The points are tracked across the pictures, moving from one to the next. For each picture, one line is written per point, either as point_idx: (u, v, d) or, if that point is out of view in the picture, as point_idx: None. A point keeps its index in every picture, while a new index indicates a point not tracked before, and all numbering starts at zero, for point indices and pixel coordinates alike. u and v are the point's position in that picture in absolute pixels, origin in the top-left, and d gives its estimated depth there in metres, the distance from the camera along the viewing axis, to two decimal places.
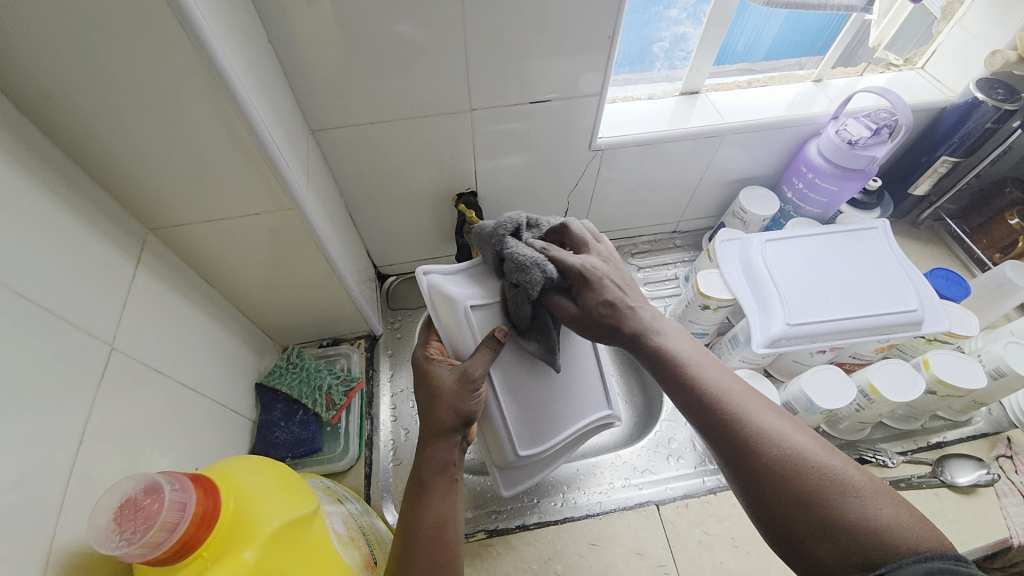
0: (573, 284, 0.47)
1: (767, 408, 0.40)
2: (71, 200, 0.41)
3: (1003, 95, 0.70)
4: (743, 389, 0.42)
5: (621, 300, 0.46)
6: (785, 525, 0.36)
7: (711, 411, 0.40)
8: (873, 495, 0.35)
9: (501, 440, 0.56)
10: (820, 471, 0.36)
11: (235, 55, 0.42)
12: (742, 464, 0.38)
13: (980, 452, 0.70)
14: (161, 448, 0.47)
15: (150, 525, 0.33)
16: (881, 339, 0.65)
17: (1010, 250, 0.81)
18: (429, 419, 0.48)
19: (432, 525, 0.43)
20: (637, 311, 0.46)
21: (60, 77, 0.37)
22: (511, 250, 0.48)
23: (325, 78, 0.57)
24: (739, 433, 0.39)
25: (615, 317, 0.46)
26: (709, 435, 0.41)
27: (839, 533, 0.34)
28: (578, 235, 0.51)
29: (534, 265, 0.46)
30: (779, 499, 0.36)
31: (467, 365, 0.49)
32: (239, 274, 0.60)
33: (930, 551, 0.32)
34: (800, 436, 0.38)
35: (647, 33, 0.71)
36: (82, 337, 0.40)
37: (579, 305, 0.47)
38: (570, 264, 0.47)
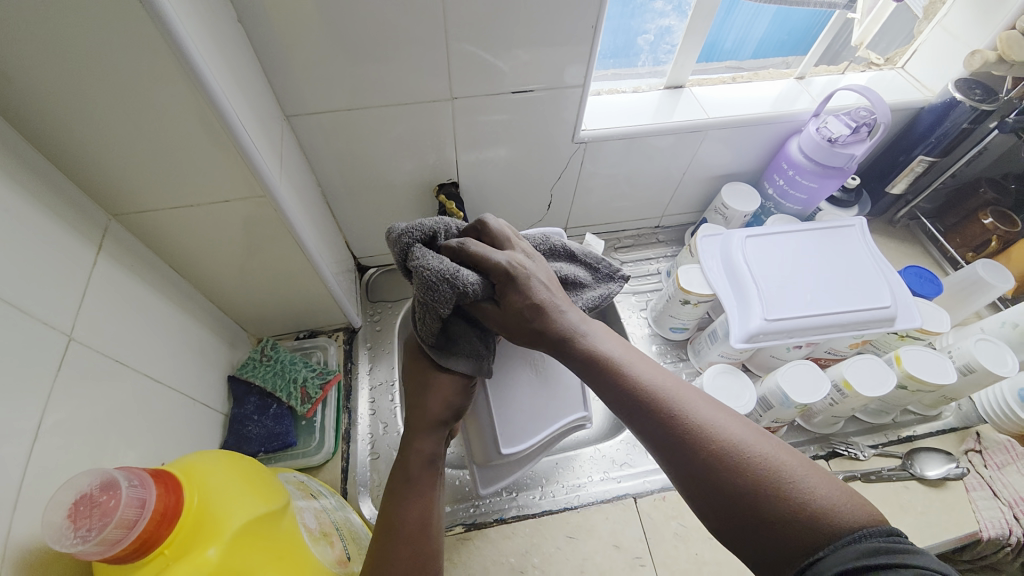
0: (498, 284, 0.45)
1: (700, 400, 0.40)
2: (26, 183, 0.39)
3: (981, 95, 0.71)
4: (677, 384, 0.42)
5: (546, 301, 0.45)
6: (727, 517, 0.35)
7: (647, 406, 0.40)
8: (808, 476, 0.35)
9: (483, 437, 0.63)
10: (757, 458, 0.36)
11: (200, 34, 0.41)
12: (682, 464, 0.38)
13: (948, 446, 0.72)
14: (125, 442, 0.46)
15: (106, 522, 0.32)
16: (857, 335, 0.66)
17: (982, 249, 0.83)
18: (419, 410, 0.49)
19: (416, 521, 0.45)
20: (558, 312, 0.45)
21: (12, 55, 0.35)
22: (419, 258, 0.44)
23: (300, 62, 0.55)
24: (677, 431, 0.38)
25: (539, 322, 0.44)
26: (646, 433, 0.40)
27: (780, 521, 0.34)
28: (497, 233, 0.48)
29: (443, 279, 0.43)
30: (721, 493, 0.36)
31: (460, 360, 0.48)
32: (210, 263, 0.58)
33: (864, 529, 0.32)
34: (736, 425, 0.38)
35: (632, 25, 0.70)
36: (38, 327, 0.38)
37: (501, 308, 0.46)
38: (495, 264, 0.44)
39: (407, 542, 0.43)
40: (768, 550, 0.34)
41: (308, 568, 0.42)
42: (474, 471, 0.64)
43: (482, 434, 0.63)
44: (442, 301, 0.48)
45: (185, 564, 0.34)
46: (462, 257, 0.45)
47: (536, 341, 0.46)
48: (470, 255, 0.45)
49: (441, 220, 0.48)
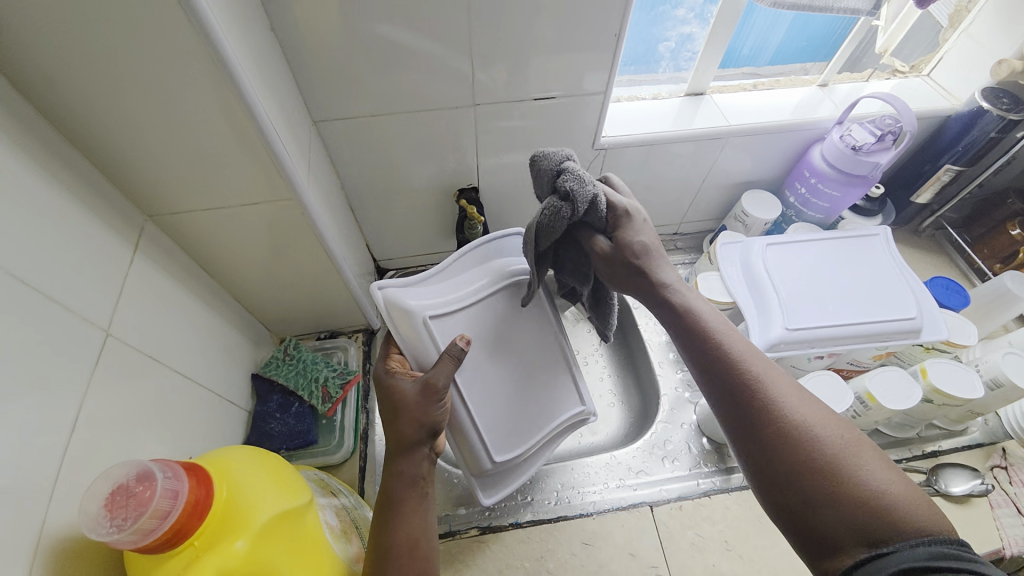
0: (613, 223, 0.49)
1: (783, 377, 0.41)
2: (70, 185, 0.41)
3: (1009, 104, 0.70)
4: (762, 358, 0.42)
5: (654, 247, 0.49)
6: (786, 492, 0.36)
7: (727, 371, 0.42)
8: (884, 471, 0.34)
9: (473, 448, 0.55)
10: (832, 443, 0.36)
11: (237, 41, 0.42)
12: (753, 431, 0.39)
13: (974, 462, 0.70)
14: (155, 436, 0.47)
15: (141, 512, 0.33)
16: (880, 346, 0.65)
17: (1011, 260, 0.81)
18: (394, 433, 0.48)
19: (404, 543, 0.43)
20: (663, 263, 0.48)
21: (62, 61, 0.36)
22: (571, 169, 0.46)
23: (328, 68, 0.56)
24: (755, 402, 0.39)
25: (643, 264, 0.48)
26: (721, 395, 0.41)
27: (844, 506, 0.34)
28: (618, 186, 0.53)
29: (588, 191, 0.46)
30: (787, 470, 0.36)
31: (429, 375, 0.49)
32: (238, 264, 0.60)
33: (936, 535, 0.31)
34: (814, 409, 0.38)
35: (653, 32, 0.70)
36: (78, 323, 0.40)
37: (612, 244, 0.48)
38: (616, 201, 0.49)
39: (396, 563, 0.42)
40: (823, 534, 0.34)
41: (329, 565, 0.43)
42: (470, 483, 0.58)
43: (475, 445, 0.56)
44: (406, 325, 0.52)
45: (214, 555, 0.35)
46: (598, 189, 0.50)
47: (629, 282, 0.49)
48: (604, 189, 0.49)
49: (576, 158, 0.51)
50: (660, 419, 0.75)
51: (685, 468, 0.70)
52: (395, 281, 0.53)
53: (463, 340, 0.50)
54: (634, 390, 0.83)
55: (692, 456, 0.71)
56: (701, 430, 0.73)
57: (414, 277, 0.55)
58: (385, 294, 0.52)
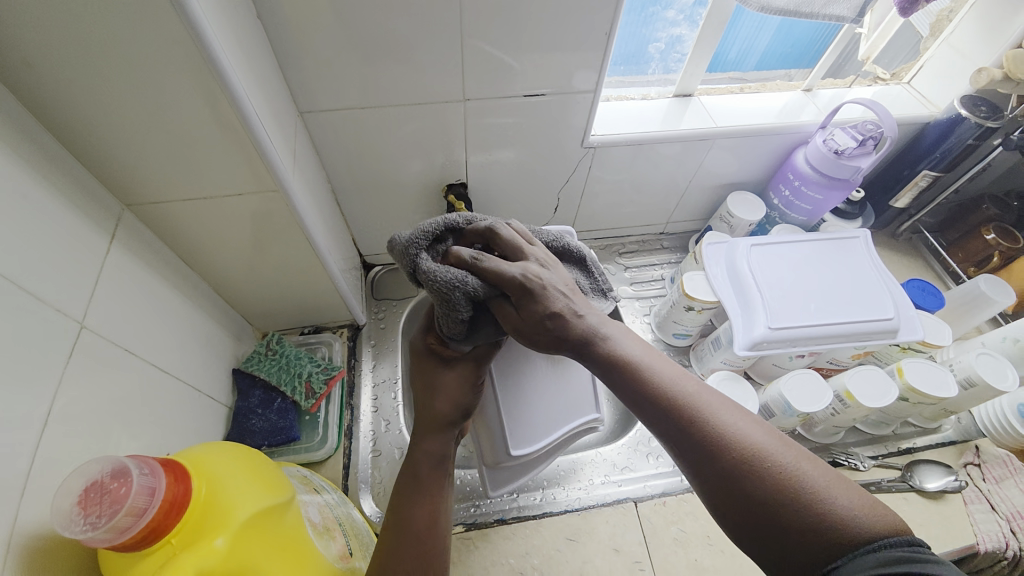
0: (513, 294, 0.41)
1: (723, 404, 0.39)
2: (44, 171, 0.40)
3: (986, 112, 0.72)
4: (698, 386, 0.40)
5: (566, 308, 0.41)
6: (745, 524, 0.35)
7: (666, 413, 0.39)
8: (833, 488, 0.34)
9: (494, 440, 0.60)
10: (782, 467, 0.35)
11: (222, 28, 0.41)
12: (702, 470, 0.37)
13: (948, 459, 0.73)
14: (130, 432, 0.46)
15: (116, 509, 0.32)
16: (859, 345, 0.66)
17: (984, 265, 0.84)
18: (428, 411, 0.48)
19: (424, 522, 0.44)
20: (580, 316, 0.42)
21: (36, 42, 0.35)
22: (426, 271, 0.42)
23: (316, 59, 0.56)
24: (699, 437, 0.37)
25: (560, 328, 0.41)
26: (664, 437, 0.39)
27: (802, 530, 0.33)
28: (509, 240, 0.44)
29: (454, 286, 0.41)
30: (743, 502, 0.35)
31: (472, 357, 0.48)
32: (220, 256, 0.59)
33: (888, 542, 0.32)
34: (760, 433, 0.37)
35: (643, 33, 0.71)
36: (52, 314, 0.38)
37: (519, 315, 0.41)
38: (507, 273, 0.40)
39: (414, 542, 0.43)
40: (785, 558, 0.34)
41: (311, 562, 0.42)
42: (483, 474, 0.62)
43: (492, 436, 0.60)
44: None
45: (192, 553, 0.35)
46: (472, 266, 0.42)
47: (557, 346, 0.42)
48: (479, 264, 0.41)
49: (453, 216, 0.46)
50: None
51: (669, 465, 0.71)
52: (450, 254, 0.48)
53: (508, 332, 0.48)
54: None
55: None
56: None
57: None
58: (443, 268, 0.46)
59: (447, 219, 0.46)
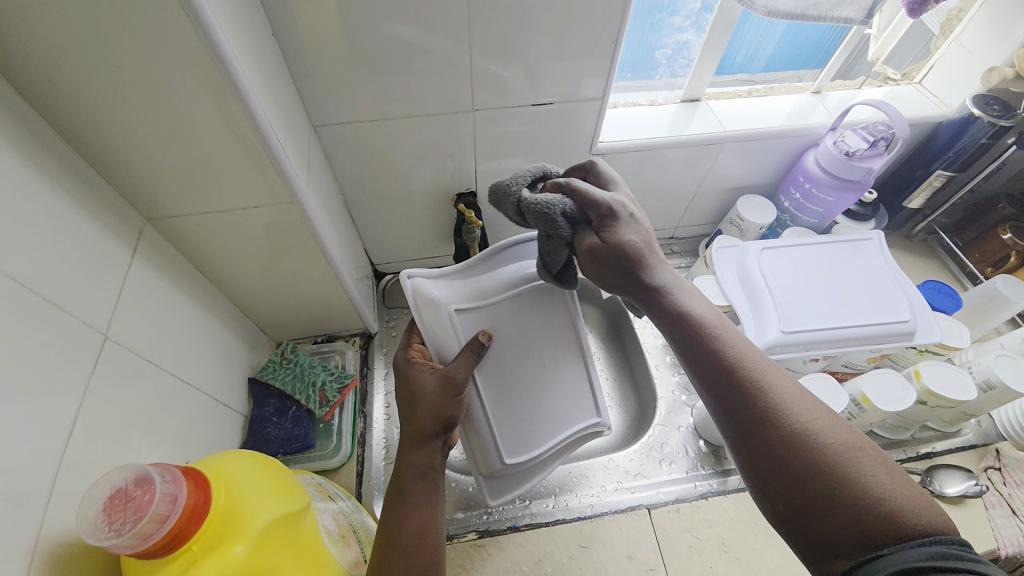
0: (597, 218, 0.44)
1: (784, 379, 0.40)
2: (69, 187, 0.41)
3: (999, 111, 0.71)
4: (761, 359, 0.41)
5: (643, 246, 0.44)
6: (790, 497, 0.36)
7: (728, 376, 0.40)
8: (886, 474, 0.35)
9: (485, 446, 0.54)
10: (837, 446, 0.36)
11: (240, 47, 0.42)
12: (756, 436, 0.38)
13: (968, 464, 0.71)
14: (151, 441, 0.47)
15: (140, 517, 0.33)
16: (874, 348, 0.66)
17: (1002, 264, 0.82)
18: (410, 421, 0.49)
19: (414, 532, 0.44)
20: (655, 266, 0.45)
21: (64, 61, 0.36)
22: (529, 198, 0.44)
23: (327, 73, 0.57)
24: (759, 402, 0.39)
25: (636, 263, 0.44)
26: (723, 401, 0.40)
27: (848, 508, 0.34)
28: (604, 173, 0.48)
29: (551, 206, 0.43)
30: (793, 475, 0.36)
31: (450, 369, 0.49)
32: (236, 267, 0.60)
33: (936, 535, 0.31)
34: (819, 413, 0.38)
35: (650, 40, 0.71)
36: (78, 327, 0.40)
37: (603, 243, 0.44)
38: (595, 196, 0.44)
39: (404, 554, 0.43)
40: (827, 538, 0.34)
41: (326, 568, 0.43)
42: (482, 483, 0.56)
43: (485, 443, 0.54)
44: (432, 316, 0.50)
45: (213, 560, 0.35)
46: (567, 191, 0.45)
47: (629, 285, 0.45)
48: (573, 191, 0.45)
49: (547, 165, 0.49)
50: (657, 421, 0.75)
51: (682, 471, 0.70)
52: (424, 271, 0.52)
53: (485, 335, 0.50)
54: (631, 392, 0.83)
55: (690, 459, 0.71)
56: (698, 432, 0.74)
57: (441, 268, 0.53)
58: (414, 283, 0.51)
59: (546, 168, 0.48)
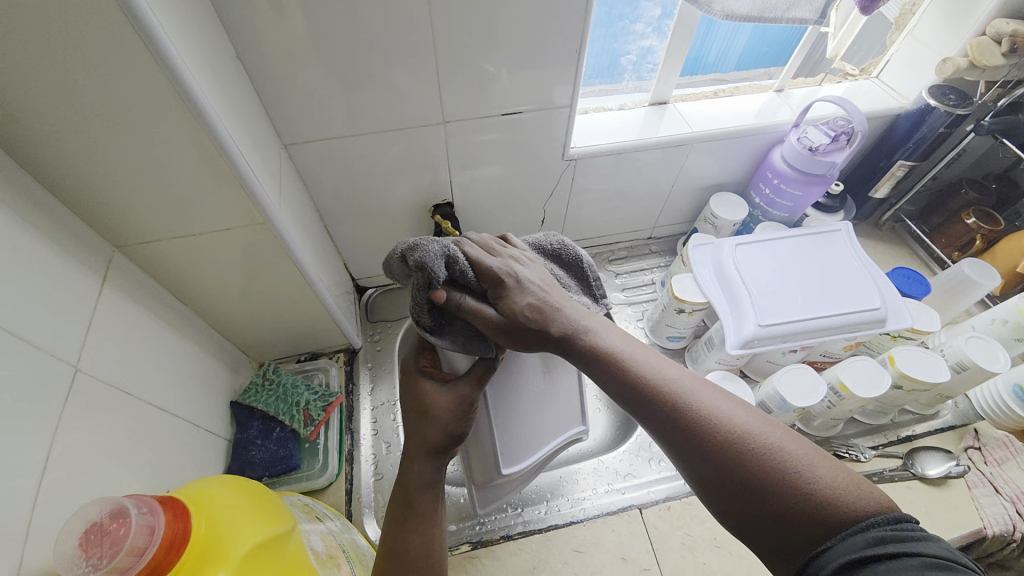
0: (492, 287, 0.44)
1: (705, 391, 0.40)
2: (33, 219, 0.40)
3: (955, 101, 0.74)
4: (678, 375, 0.42)
5: (544, 301, 0.45)
6: (735, 509, 0.36)
7: (650, 403, 0.40)
8: (819, 465, 0.35)
9: (486, 461, 0.58)
10: (767, 448, 0.36)
11: (201, 69, 0.42)
12: (690, 459, 0.38)
13: (949, 445, 0.73)
14: (131, 472, 0.46)
15: (117, 551, 0.32)
16: (849, 336, 0.67)
17: (968, 248, 0.85)
18: (418, 435, 0.47)
19: (417, 550, 0.45)
20: (560, 307, 0.45)
21: (20, 96, 0.36)
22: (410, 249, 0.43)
23: (295, 92, 0.57)
24: (686, 426, 0.38)
25: (543, 321, 0.44)
26: (653, 429, 0.40)
27: (788, 513, 0.34)
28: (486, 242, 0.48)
29: (437, 256, 0.42)
30: (732, 487, 0.36)
31: (466, 387, 0.47)
32: (212, 290, 0.59)
33: (873, 518, 0.32)
34: (742, 418, 0.38)
35: (614, 47, 0.73)
36: (46, 359, 0.39)
37: (501, 312, 0.44)
38: (487, 265, 0.44)
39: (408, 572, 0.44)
40: (779, 544, 0.34)
41: None
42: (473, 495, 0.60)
43: (485, 460, 0.58)
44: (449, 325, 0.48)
45: None
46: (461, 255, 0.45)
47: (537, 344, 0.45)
48: (465, 255, 0.44)
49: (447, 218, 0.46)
50: None
51: (672, 469, 0.71)
52: None
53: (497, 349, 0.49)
54: None
55: None
56: None
57: None
58: None
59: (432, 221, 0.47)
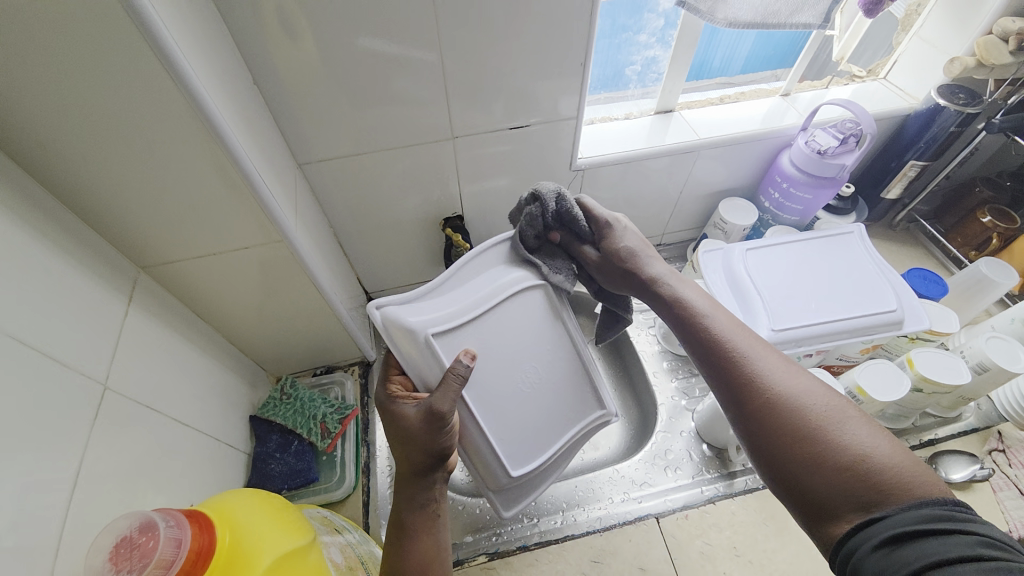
0: (598, 233, 0.57)
1: (773, 354, 0.44)
2: (62, 242, 0.42)
3: (965, 99, 0.73)
4: (748, 336, 0.46)
5: (639, 250, 0.55)
6: (783, 460, 0.39)
7: (717, 351, 0.45)
8: (876, 438, 0.37)
9: (489, 463, 0.54)
10: (822, 411, 0.39)
11: (220, 96, 0.44)
12: (748, 407, 0.42)
13: (972, 448, 0.71)
14: (156, 487, 0.47)
15: (146, 563, 0.33)
16: (865, 339, 0.66)
17: (985, 247, 0.83)
18: (406, 457, 0.48)
19: (416, 566, 0.45)
20: (650, 264, 0.54)
21: (52, 125, 0.38)
22: (534, 189, 0.54)
23: (308, 113, 0.59)
24: (748, 377, 0.42)
25: (634, 264, 0.54)
26: (716, 378, 0.45)
27: (837, 472, 0.36)
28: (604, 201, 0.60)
29: (558, 197, 0.54)
30: (785, 440, 0.39)
31: (432, 401, 0.47)
32: (231, 307, 0.61)
33: (928, 497, 0.33)
34: (804, 384, 0.41)
35: (619, 58, 0.74)
36: (76, 378, 0.40)
37: (600, 252, 0.57)
38: (598, 214, 0.56)
39: None
40: (823, 500, 0.36)
41: None
42: (490, 498, 0.57)
43: (489, 463, 0.54)
44: (410, 346, 0.49)
45: None
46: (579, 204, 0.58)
47: (624, 282, 0.56)
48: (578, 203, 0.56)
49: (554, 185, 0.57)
50: (659, 429, 0.75)
51: (688, 476, 0.70)
52: (393, 299, 0.51)
53: (468, 355, 0.48)
54: (632, 400, 0.84)
55: (695, 464, 0.71)
56: (701, 436, 0.74)
57: (410, 292, 0.52)
58: (383, 313, 0.49)
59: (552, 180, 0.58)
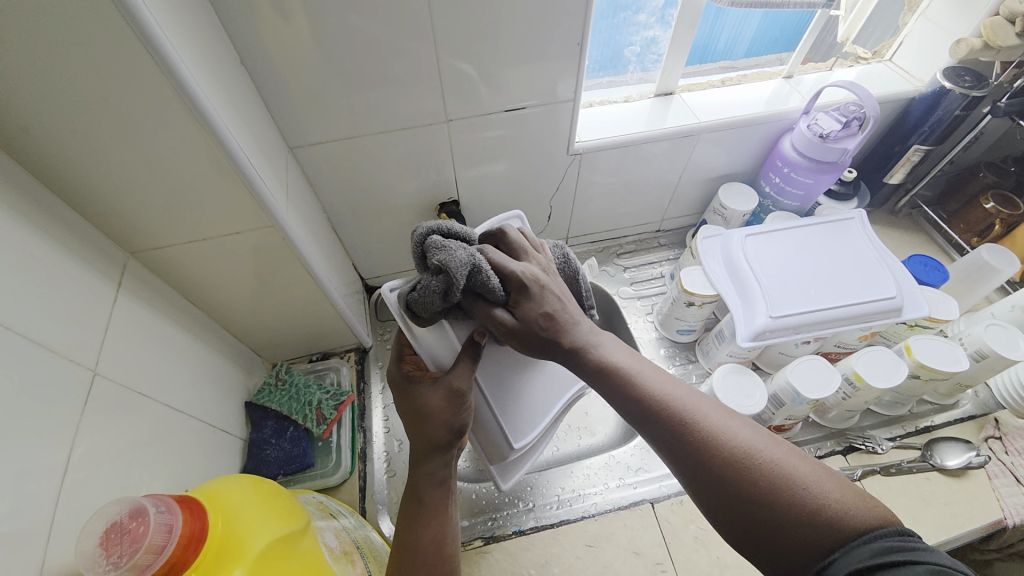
0: (513, 291, 0.45)
1: (713, 408, 0.42)
2: (48, 228, 0.41)
3: (970, 82, 0.72)
4: (685, 391, 0.44)
5: (559, 313, 0.46)
6: (740, 522, 0.38)
7: (658, 417, 0.42)
8: (823, 481, 0.37)
9: (494, 438, 0.57)
10: (774, 460, 0.38)
11: (205, 76, 0.43)
12: (696, 473, 0.40)
13: (968, 435, 0.71)
14: (151, 471, 0.47)
15: (137, 548, 0.33)
16: (864, 327, 0.66)
17: (988, 233, 0.82)
18: (423, 437, 0.48)
19: (429, 545, 0.46)
20: (574, 328, 0.46)
21: (33, 108, 0.37)
22: (437, 242, 0.43)
23: (300, 96, 0.58)
24: (693, 441, 0.40)
25: (556, 331, 0.46)
26: (661, 445, 0.42)
27: (796, 523, 0.36)
28: (516, 243, 0.49)
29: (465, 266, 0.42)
30: (738, 500, 0.38)
31: (451, 377, 0.47)
32: (225, 293, 0.60)
33: (879, 531, 0.34)
34: (751, 434, 0.40)
35: (618, 38, 0.72)
36: (64, 364, 0.40)
37: (515, 317, 0.46)
38: (511, 270, 0.45)
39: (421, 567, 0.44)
40: (786, 552, 0.36)
41: None
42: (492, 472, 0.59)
43: (492, 436, 0.57)
44: (425, 329, 0.50)
45: None
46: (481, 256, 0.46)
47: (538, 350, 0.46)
48: (488, 262, 0.45)
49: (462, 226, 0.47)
50: None
51: None
52: (406, 282, 0.51)
53: (480, 334, 0.50)
54: None
55: None
56: None
57: None
58: (398, 297, 0.50)
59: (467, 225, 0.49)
